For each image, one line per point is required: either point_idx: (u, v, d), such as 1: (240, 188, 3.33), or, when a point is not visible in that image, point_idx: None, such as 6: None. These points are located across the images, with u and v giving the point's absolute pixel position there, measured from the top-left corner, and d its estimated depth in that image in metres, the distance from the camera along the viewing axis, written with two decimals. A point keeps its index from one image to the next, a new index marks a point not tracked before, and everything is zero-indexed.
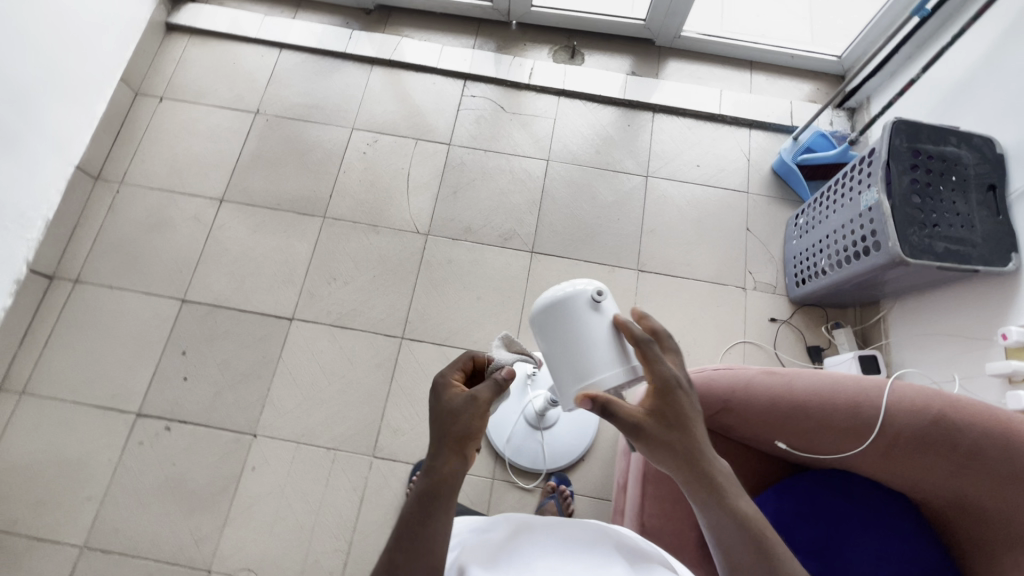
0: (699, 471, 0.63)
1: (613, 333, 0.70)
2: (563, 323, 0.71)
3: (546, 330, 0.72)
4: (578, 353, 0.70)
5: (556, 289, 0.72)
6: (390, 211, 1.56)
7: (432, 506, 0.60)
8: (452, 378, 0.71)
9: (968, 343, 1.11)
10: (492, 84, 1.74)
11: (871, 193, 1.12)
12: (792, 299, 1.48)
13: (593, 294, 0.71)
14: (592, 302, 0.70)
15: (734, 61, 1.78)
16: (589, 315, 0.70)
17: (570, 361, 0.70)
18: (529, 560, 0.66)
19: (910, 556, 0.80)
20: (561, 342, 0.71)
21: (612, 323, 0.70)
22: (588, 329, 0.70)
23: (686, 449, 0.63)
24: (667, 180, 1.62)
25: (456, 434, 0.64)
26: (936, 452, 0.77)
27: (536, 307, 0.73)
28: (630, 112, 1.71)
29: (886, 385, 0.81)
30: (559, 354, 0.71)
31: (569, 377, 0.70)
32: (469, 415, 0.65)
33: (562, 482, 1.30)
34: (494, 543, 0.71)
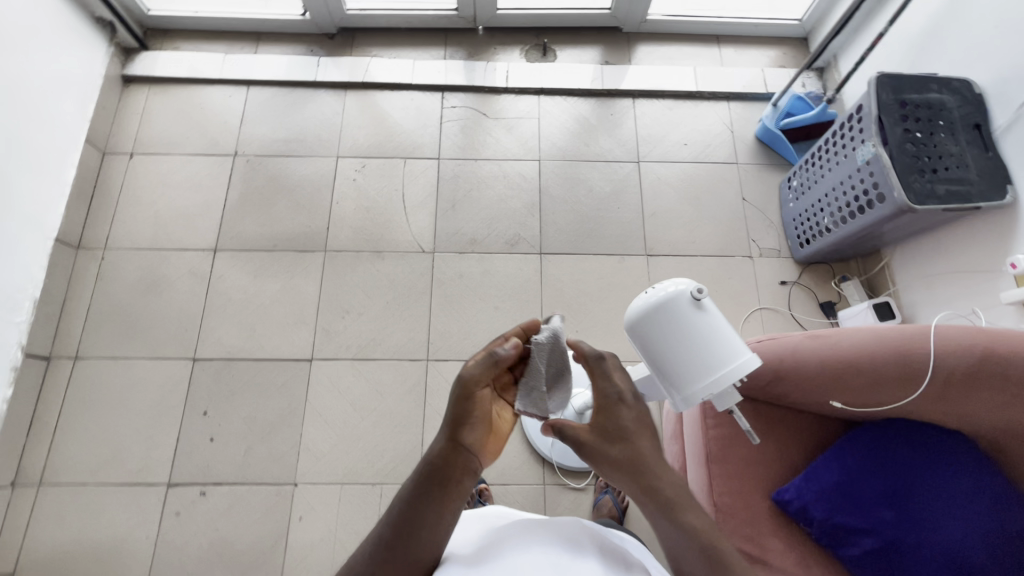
0: (645, 487, 0.65)
1: (717, 329, 0.71)
2: (663, 325, 0.72)
3: (646, 336, 0.73)
4: (684, 351, 0.70)
5: (648, 294, 0.74)
6: (391, 234, 1.54)
7: (423, 491, 0.62)
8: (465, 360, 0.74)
9: (977, 278, 1.17)
10: (469, 92, 1.73)
11: (866, 148, 1.16)
12: (797, 260, 1.52)
13: (694, 293, 0.71)
14: (694, 301, 0.71)
15: (700, 38, 1.82)
16: (693, 313, 0.71)
17: (678, 362, 0.71)
18: (512, 551, 0.65)
19: (977, 489, 0.84)
20: (661, 344, 0.72)
21: (713, 320, 0.71)
22: (691, 328, 0.70)
23: (630, 466, 0.66)
24: (658, 162, 1.65)
25: (448, 419, 0.66)
26: (989, 386, 0.80)
27: (631, 316, 0.75)
28: (610, 101, 1.73)
29: (931, 329, 0.84)
30: (662, 356, 0.72)
31: (681, 378, 0.71)
32: (462, 400, 0.66)
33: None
34: (477, 544, 0.69)
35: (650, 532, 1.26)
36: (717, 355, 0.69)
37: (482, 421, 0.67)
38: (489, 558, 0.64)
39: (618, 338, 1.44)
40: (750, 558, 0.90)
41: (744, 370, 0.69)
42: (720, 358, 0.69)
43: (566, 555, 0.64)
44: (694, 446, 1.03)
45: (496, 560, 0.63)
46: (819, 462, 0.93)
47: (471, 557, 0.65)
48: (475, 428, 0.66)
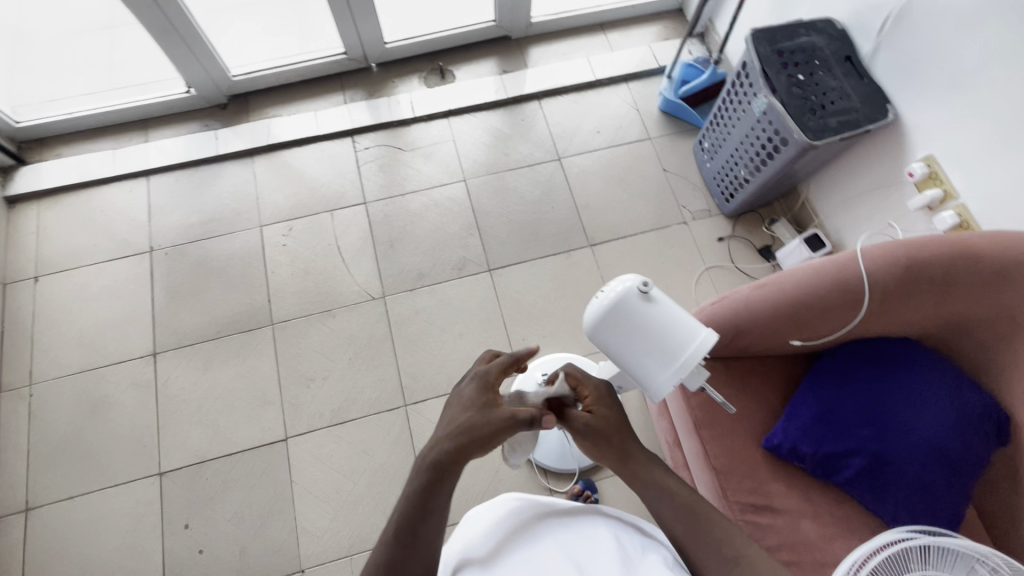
0: (631, 462, 0.76)
1: (671, 315, 0.73)
2: (618, 325, 0.73)
3: (606, 338, 0.75)
4: (645, 343, 0.73)
5: (598, 299, 0.75)
6: (337, 290, 1.50)
7: (431, 501, 0.68)
8: (493, 378, 0.78)
9: (885, 192, 1.26)
10: (379, 131, 1.71)
11: (759, 99, 1.24)
12: (727, 215, 1.60)
13: (640, 287, 0.73)
14: (642, 295, 0.73)
15: (586, 29, 1.88)
16: (644, 306, 0.73)
17: (643, 356, 0.73)
18: (527, 550, 0.67)
19: (937, 383, 0.91)
20: (623, 341, 0.74)
21: (665, 308, 0.73)
22: (646, 320, 0.73)
23: (620, 449, 0.76)
24: (578, 154, 1.69)
25: (469, 443, 0.70)
26: (919, 289, 0.88)
27: (587, 323, 0.76)
28: (517, 107, 1.76)
29: (857, 253, 0.90)
30: (626, 353, 0.74)
31: (652, 369, 0.73)
32: (496, 431, 0.71)
33: (588, 486, 1.29)
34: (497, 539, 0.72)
35: None
36: (675, 339, 0.72)
37: (493, 448, 0.73)
38: (506, 558, 0.67)
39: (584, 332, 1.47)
40: (759, 509, 0.94)
41: (703, 348, 0.72)
42: (679, 342, 0.72)
43: (580, 553, 0.66)
44: (680, 417, 1.05)
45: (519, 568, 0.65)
46: (795, 401, 0.98)
47: (493, 558, 0.68)
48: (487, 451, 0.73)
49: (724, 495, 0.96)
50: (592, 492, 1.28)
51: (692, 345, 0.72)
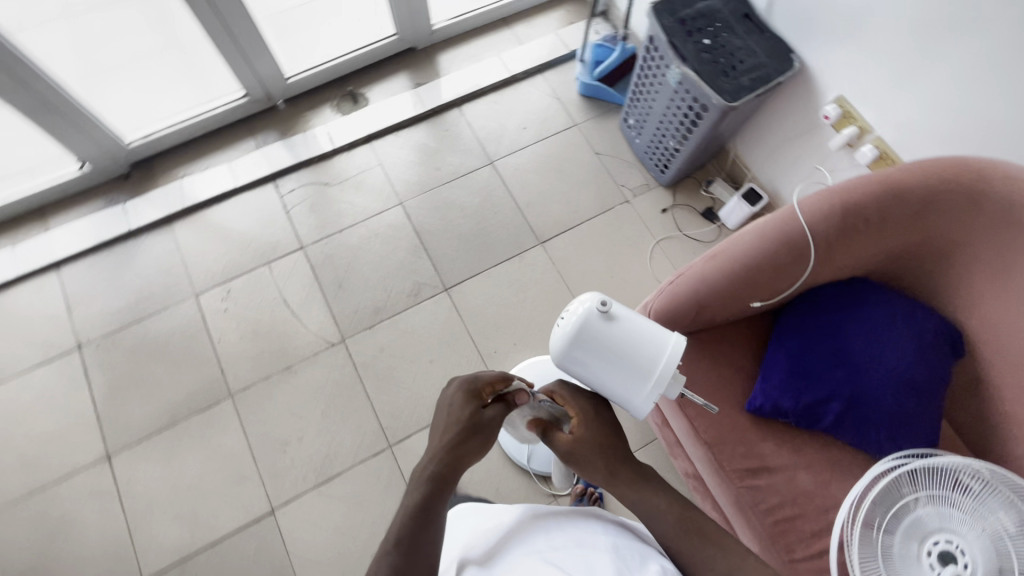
0: (617, 478, 0.75)
1: (635, 330, 0.72)
2: (586, 348, 0.72)
3: (577, 364, 0.73)
4: (616, 363, 0.71)
5: (561, 324, 0.75)
6: (293, 344, 1.43)
7: (434, 510, 0.66)
8: (484, 387, 0.78)
9: (807, 138, 1.30)
10: (301, 169, 1.63)
11: (673, 70, 1.26)
12: (666, 185, 1.61)
13: (599, 307, 0.73)
14: (603, 314, 0.72)
15: (490, 26, 1.85)
16: (607, 325, 0.72)
17: (618, 376, 0.72)
18: (525, 547, 0.67)
19: (891, 313, 0.95)
20: (594, 364, 0.73)
21: (628, 323, 0.73)
22: (612, 340, 0.72)
23: (602, 468, 0.75)
24: (509, 153, 1.67)
25: (467, 447, 0.72)
26: (857, 230, 0.91)
27: (555, 351, 0.75)
28: (439, 118, 1.71)
29: (794, 207, 0.93)
30: (599, 376, 0.73)
31: (629, 388, 0.71)
32: (489, 432, 0.75)
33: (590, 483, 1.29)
34: (497, 542, 0.71)
35: None
36: (644, 354, 0.71)
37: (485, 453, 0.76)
38: (505, 559, 0.67)
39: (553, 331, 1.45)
40: (753, 471, 0.97)
41: (673, 357, 0.71)
42: (649, 357, 0.71)
43: (578, 551, 0.65)
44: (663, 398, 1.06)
45: (510, 562, 0.65)
46: (767, 359, 1.00)
47: (492, 558, 0.68)
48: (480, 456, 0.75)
49: (719, 466, 0.98)
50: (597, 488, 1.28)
51: (662, 356, 0.71)
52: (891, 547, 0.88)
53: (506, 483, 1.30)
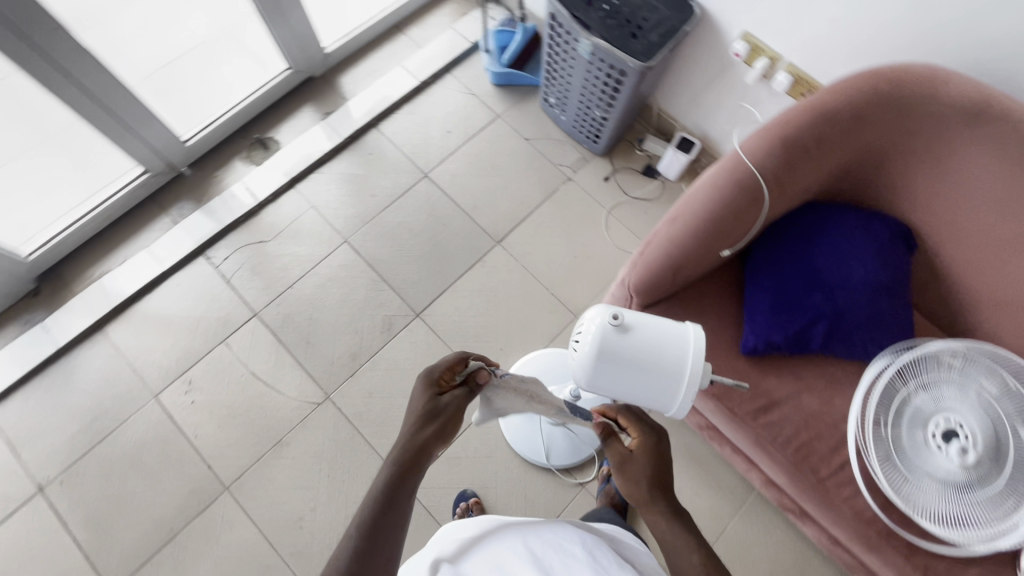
0: (651, 505, 0.67)
1: (653, 335, 0.72)
2: (610, 365, 0.72)
3: (605, 381, 0.73)
4: (643, 374, 0.71)
5: (579, 344, 0.75)
6: (277, 415, 1.35)
7: (403, 492, 0.67)
8: (440, 374, 0.77)
9: (723, 78, 1.34)
10: (229, 233, 1.53)
11: (583, 43, 1.25)
12: (601, 154, 1.62)
13: (612, 321, 0.72)
14: (616, 328, 0.72)
15: (383, 37, 1.78)
16: (623, 337, 0.72)
17: (649, 385, 0.71)
18: (499, 546, 0.66)
19: (846, 229, 1.01)
20: (621, 378, 0.72)
21: (644, 330, 0.72)
22: (633, 352, 0.71)
23: (640, 490, 0.68)
24: (441, 161, 1.62)
25: (427, 436, 0.71)
26: (802, 159, 0.94)
27: (580, 373, 0.75)
28: (359, 143, 1.64)
29: (739, 152, 0.96)
30: (629, 389, 0.73)
31: (662, 395, 0.71)
32: (449, 417, 0.74)
33: None
34: (476, 539, 0.71)
35: (684, 446, 1.32)
36: (669, 358, 0.70)
37: (448, 438, 0.74)
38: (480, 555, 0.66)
39: (535, 326, 1.45)
40: (765, 408, 1.00)
41: (698, 355, 0.70)
42: (675, 360, 0.70)
43: (552, 551, 0.62)
44: None
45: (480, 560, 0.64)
46: (749, 302, 1.03)
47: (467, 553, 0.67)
48: (444, 442, 0.74)
49: (733, 413, 1.00)
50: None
51: (686, 355, 0.70)
52: (902, 440, 0.95)
53: (532, 487, 1.30)
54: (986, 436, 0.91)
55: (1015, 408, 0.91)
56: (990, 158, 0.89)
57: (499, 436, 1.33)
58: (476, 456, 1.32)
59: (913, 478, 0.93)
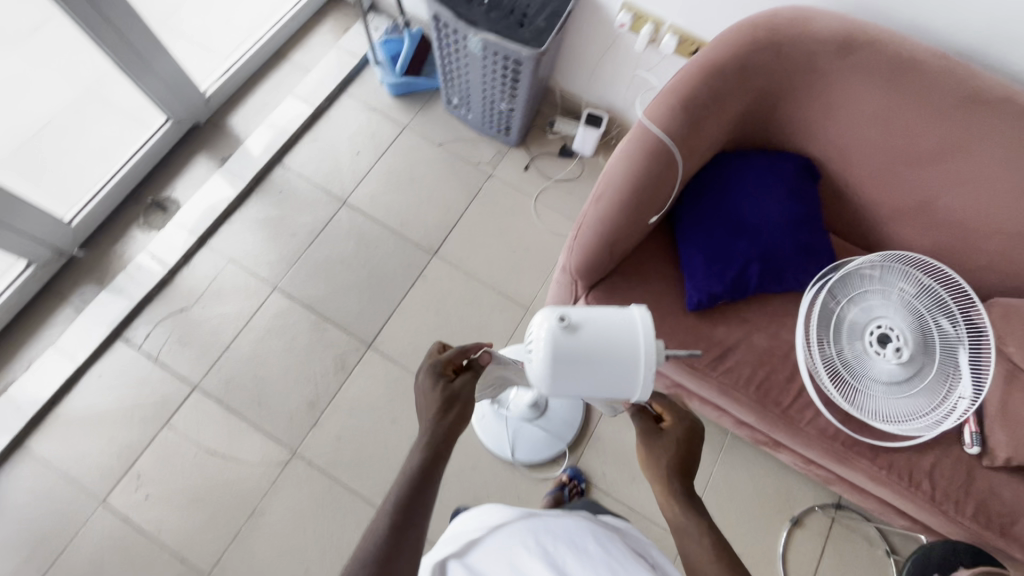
0: (667, 485, 0.69)
1: (602, 328, 0.63)
2: (566, 371, 0.63)
3: (567, 389, 0.64)
4: (602, 372, 0.63)
5: (531, 355, 0.66)
6: (244, 485, 1.27)
7: (434, 479, 0.65)
8: (445, 364, 0.72)
9: (614, 49, 1.36)
10: (146, 307, 1.41)
11: (472, 40, 1.24)
12: (516, 144, 1.62)
13: (559, 323, 0.63)
14: (566, 329, 0.63)
15: (265, 67, 1.69)
16: (576, 338, 0.62)
17: (612, 382, 0.63)
18: (510, 541, 0.62)
19: (757, 175, 1.06)
20: (582, 383, 0.64)
21: (592, 324, 0.63)
22: (586, 352, 0.62)
23: (661, 470, 0.70)
24: (357, 184, 1.56)
25: (449, 423, 0.68)
26: (703, 115, 0.98)
27: (540, 386, 0.66)
28: (266, 183, 1.55)
29: (644, 121, 0.98)
30: (593, 391, 0.64)
31: (627, 389, 0.63)
32: (463, 401, 0.71)
33: (576, 475, 1.29)
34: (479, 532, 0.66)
35: None
36: (623, 348, 0.62)
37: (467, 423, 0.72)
38: (483, 555, 0.61)
39: (489, 328, 1.43)
40: (722, 356, 1.04)
41: (652, 336, 0.63)
42: (629, 349, 0.62)
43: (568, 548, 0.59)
44: None
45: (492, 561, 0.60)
46: (685, 261, 1.06)
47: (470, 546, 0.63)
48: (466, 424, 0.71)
49: (694, 368, 1.04)
50: (580, 480, 1.27)
51: (643, 342, 0.62)
52: (848, 355, 1.01)
53: (524, 486, 1.30)
54: (912, 332, 1.01)
55: (929, 301, 1.02)
56: (864, 82, 0.96)
57: (479, 446, 1.32)
58: (462, 472, 1.29)
59: (865, 387, 1.00)
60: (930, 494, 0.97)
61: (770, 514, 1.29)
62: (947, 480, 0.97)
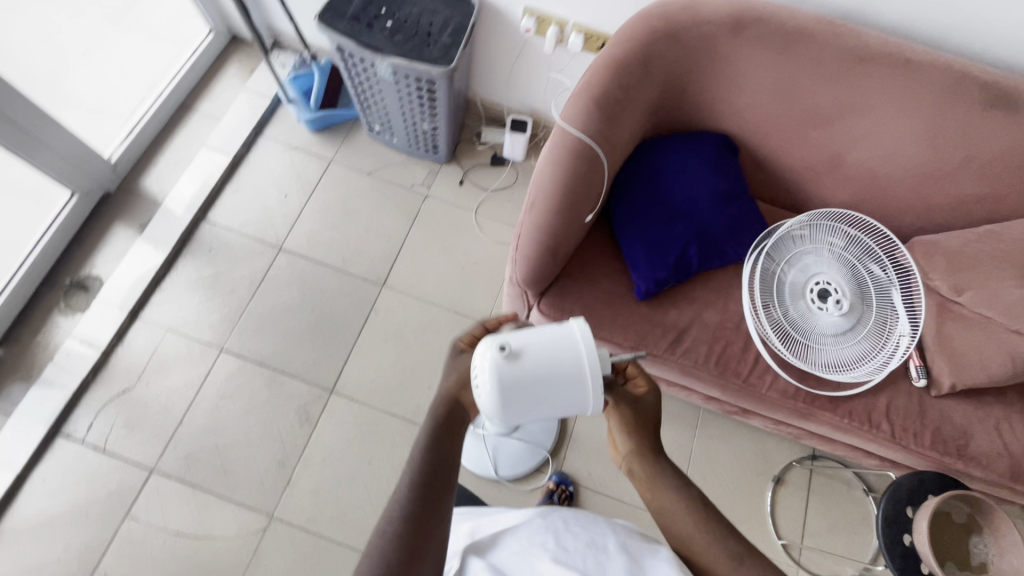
0: (648, 455, 0.70)
1: (544, 349, 0.62)
2: (517, 399, 0.62)
3: (521, 417, 0.63)
4: (551, 394, 0.62)
5: (478, 390, 0.64)
6: (223, 562, 1.20)
7: (426, 499, 0.63)
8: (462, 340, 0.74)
9: (526, 54, 1.37)
10: (83, 396, 1.31)
11: (381, 66, 1.22)
12: (447, 161, 1.60)
13: (501, 352, 0.62)
14: (509, 357, 0.62)
15: (172, 123, 1.61)
16: (520, 364, 0.61)
17: (562, 401, 0.63)
18: (530, 538, 0.66)
19: (681, 159, 1.09)
20: (534, 408, 0.63)
21: (533, 347, 0.63)
22: (532, 377, 0.61)
23: (640, 441, 0.70)
24: (291, 227, 1.51)
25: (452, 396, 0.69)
26: (618, 111, 0.99)
27: (493, 420, 0.64)
28: (194, 242, 1.48)
29: (562, 124, 0.98)
30: (547, 413, 0.63)
31: (577, 405, 0.63)
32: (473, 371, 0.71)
33: (563, 479, 1.29)
34: (499, 531, 0.71)
35: None
36: (568, 365, 0.62)
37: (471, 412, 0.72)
38: (505, 552, 0.66)
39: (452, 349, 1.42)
40: (681, 337, 1.06)
41: (593, 348, 0.63)
42: (574, 365, 0.62)
43: (585, 546, 0.64)
44: None
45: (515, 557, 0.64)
46: (628, 253, 1.08)
47: (491, 544, 0.68)
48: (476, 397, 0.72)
49: (655, 354, 1.05)
50: (567, 484, 1.28)
51: (585, 356, 0.62)
52: (795, 315, 1.05)
53: (513, 502, 1.28)
54: (847, 283, 1.06)
55: (859, 249, 1.08)
56: (762, 56, 1.00)
57: (461, 470, 1.30)
58: None
59: (815, 342, 1.04)
60: (890, 433, 1.02)
61: (753, 478, 1.33)
62: (902, 416, 1.02)
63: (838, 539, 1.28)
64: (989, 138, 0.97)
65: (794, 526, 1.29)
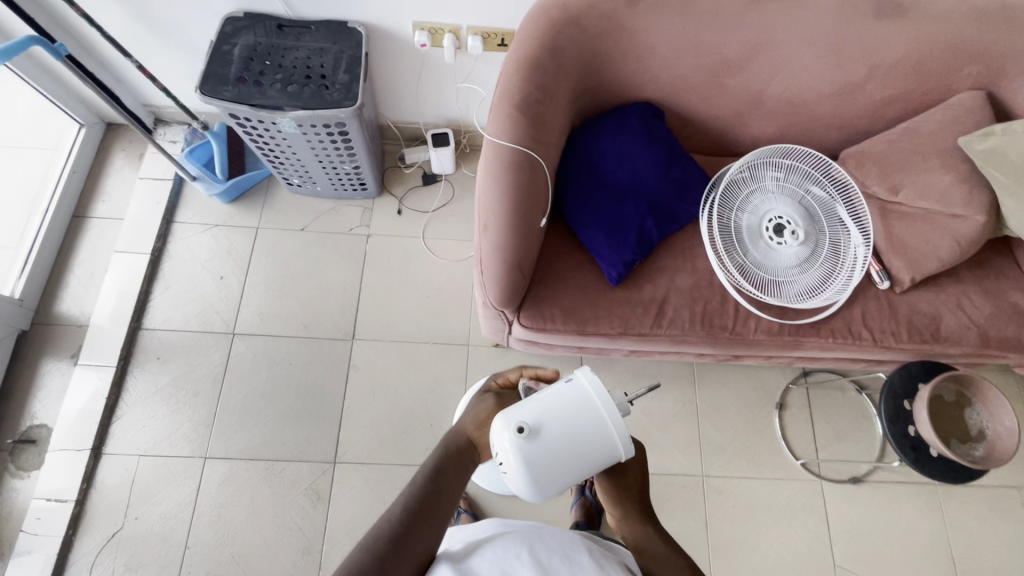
0: (635, 519, 0.72)
1: (561, 417, 0.63)
2: (549, 474, 0.63)
3: (558, 488, 0.64)
4: (580, 461, 0.62)
5: (507, 472, 0.64)
6: None
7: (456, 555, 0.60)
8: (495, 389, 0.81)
9: (427, 67, 1.32)
10: (70, 555, 1.20)
11: (283, 123, 1.14)
12: (379, 194, 1.54)
13: (519, 432, 0.62)
14: (530, 434, 0.62)
15: (70, 235, 1.47)
16: (542, 438, 0.62)
17: (592, 461, 0.63)
18: (501, 546, 0.63)
19: (616, 137, 1.08)
20: (566, 475, 0.63)
21: (550, 417, 0.63)
22: (558, 449, 0.62)
23: (626, 509, 0.73)
24: (237, 309, 1.42)
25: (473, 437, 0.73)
26: (543, 108, 0.97)
27: (531, 496, 0.64)
28: (138, 356, 1.36)
29: (491, 138, 0.95)
30: (583, 476, 0.64)
31: (608, 460, 0.64)
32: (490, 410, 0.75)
33: None
34: (471, 545, 0.69)
35: (626, 373, 1.39)
36: (587, 426, 0.62)
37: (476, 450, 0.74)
38: (476, 557, 0.63)
39: (441, 381, 1.39)
40: (660, 308, 1.07)
41: (606, 396, 0.63)
42: (593, 424, 0.62)
43: (556, 555, 0.61)
44: (566, 340, 1.08)
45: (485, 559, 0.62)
46: (591, 244, 1.07)
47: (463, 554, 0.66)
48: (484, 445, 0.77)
49: (643, 332, 1.06)
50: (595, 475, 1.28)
51: (603, 411, 0.63)
52: (760, 256, 1.08)
53: (548, 509, 1.28)
54: (797, 214, 1.09)
55: (798, 176, 1.12)
56: (665, 18, 0.99)
57: (489, 497, 1.28)
58: None
59: (785, 277, 1.07)
60: (871, 338, 1.08)
61: (759, 412, 1.38)
62: (878, 320, 1.08)
63: (848, 445, 1.35)
64: (887, 44, 1.02)
65: (807, 445, 1.35)
